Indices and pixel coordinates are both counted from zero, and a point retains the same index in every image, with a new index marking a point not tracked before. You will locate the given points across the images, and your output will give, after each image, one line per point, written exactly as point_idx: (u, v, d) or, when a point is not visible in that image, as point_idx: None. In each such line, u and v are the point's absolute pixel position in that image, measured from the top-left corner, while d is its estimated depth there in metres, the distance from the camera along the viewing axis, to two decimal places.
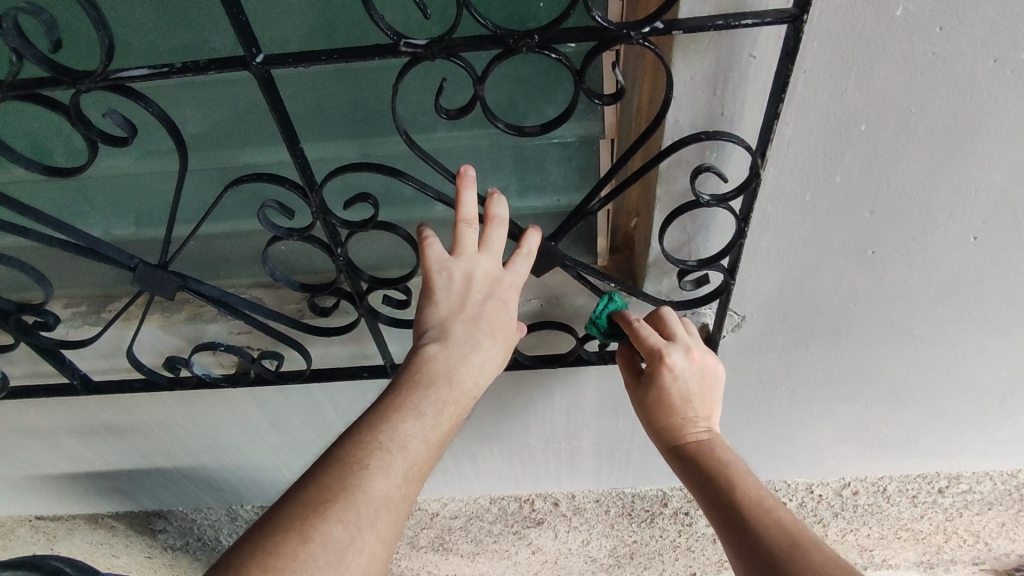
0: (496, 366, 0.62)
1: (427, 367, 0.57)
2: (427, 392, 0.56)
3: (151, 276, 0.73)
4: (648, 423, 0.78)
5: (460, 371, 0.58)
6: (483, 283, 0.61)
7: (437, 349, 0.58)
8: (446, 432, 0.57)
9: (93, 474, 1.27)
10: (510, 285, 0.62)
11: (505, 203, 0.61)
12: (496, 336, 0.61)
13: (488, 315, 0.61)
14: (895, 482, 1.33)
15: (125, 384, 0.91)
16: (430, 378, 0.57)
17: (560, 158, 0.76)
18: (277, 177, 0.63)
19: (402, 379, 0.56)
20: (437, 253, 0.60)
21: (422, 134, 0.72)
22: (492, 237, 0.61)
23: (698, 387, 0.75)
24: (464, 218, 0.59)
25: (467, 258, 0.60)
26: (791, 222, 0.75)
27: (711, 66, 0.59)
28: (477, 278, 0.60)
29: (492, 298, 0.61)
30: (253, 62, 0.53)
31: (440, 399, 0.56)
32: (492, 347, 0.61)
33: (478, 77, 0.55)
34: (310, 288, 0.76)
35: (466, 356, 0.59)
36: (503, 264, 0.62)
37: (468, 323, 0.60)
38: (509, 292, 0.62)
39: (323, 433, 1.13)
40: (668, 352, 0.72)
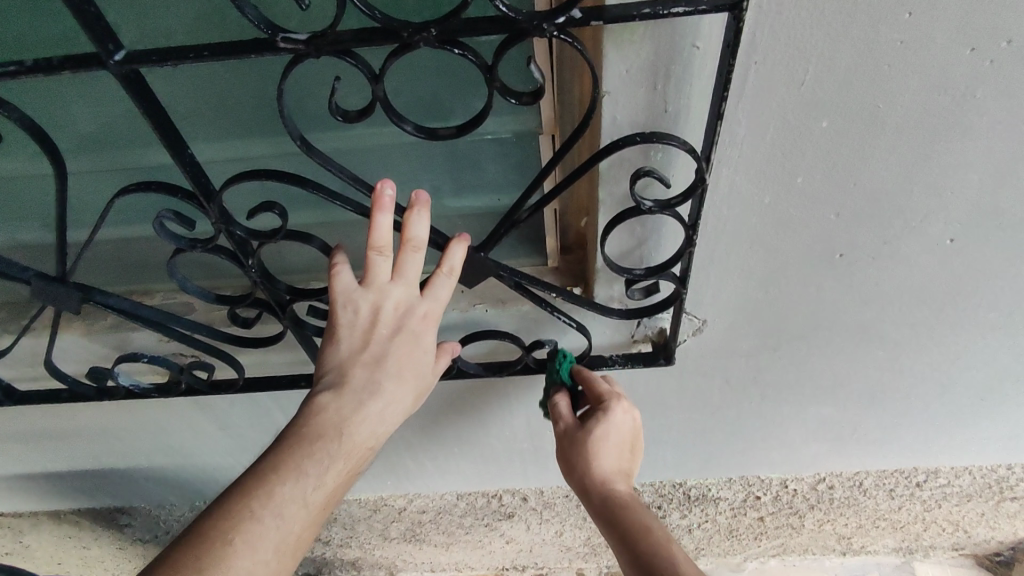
0: (400, 411, 0.62)
1: (318, 421, 0.57)
2: (312, 448, 0.56)
3: (50, 291, 0.67)
4: (574, 463, 0.77)
5: (354, 423, 0.58)
6: (391, 317, 0.60)
7: (331, 398, 0.58)
8: (333, 491, 0.56)
9: (45, 476, 1.24)
10: (425, 315, 0.61)
11: (425, 221, 0.56)
12: (402, 378, 0.61)
13: (394, 353, 0.60)
14: (871, 477, 1.29)
15: (51, 394, 0.87)
16: (319, 431, 0.57)
17: (497, 155, 0.69)
18: (167, 186, 0.57)
19: (290, 435, 0.57)
20: (346, 282, 0.59)
21: (340, 132, 0.65)
22: (407, 264, 0.58)
23: (632, 439, 0.78)
24: (376, 246, 0.56)
25: (378, 288, 0.59)
26: (749, 226, 0.68)
27: (649, 58, 0.52)
28: (385, 311, 0.59)
29: (402, 333, 0.60)
30: (111, 61, 0.46)
31: (327, 455, 0.56)
32: (396, 391, 0.60)
33: (376, 75, 0.48)
34: (227, 299, 0.70)
35: (362, 403, 0.59)
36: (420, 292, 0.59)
37: (368, 365, 0.60)
38: (421, 327, 0.61)
39: (274, 436, 1.08)
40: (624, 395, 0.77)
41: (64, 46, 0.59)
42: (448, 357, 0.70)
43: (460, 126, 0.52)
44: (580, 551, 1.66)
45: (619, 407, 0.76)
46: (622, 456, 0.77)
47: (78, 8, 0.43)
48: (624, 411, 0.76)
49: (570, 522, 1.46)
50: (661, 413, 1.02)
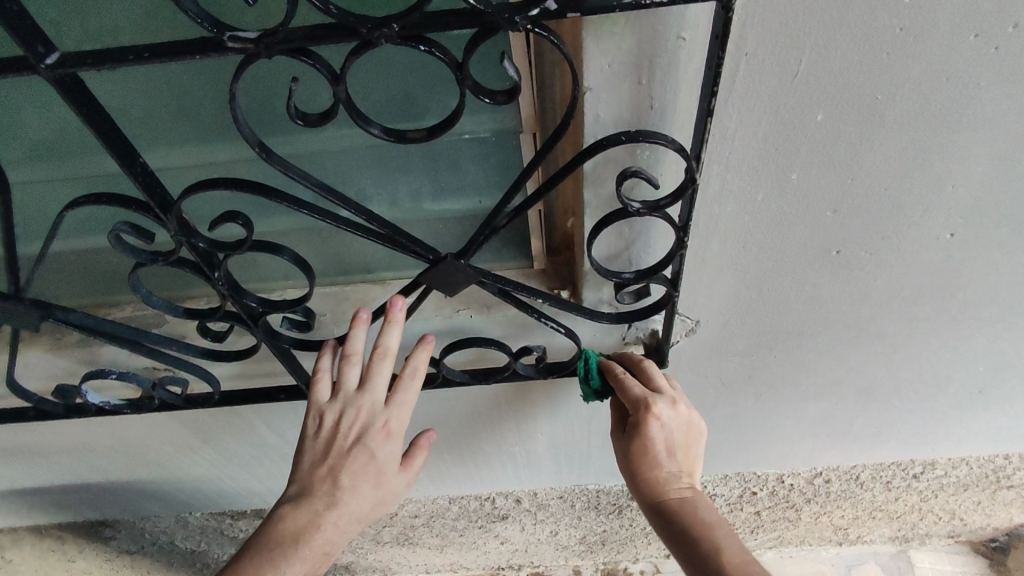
0: (355, 518, 0.73)
1: (280, 529, 0.71)
2: (267, 553, 0.70)
3: (7, 310, 0.63)
4: (630, 477, 0.79)
5: (310, 530, 0.71)
6: (353, 426, 0.71)
7: (292, 508, 0.72)
8: None
9: (23, 492, 1.20)
10: (385, 424, 0.72)
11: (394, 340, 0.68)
12: (358, 488, 0.72)
13: (350, 463, 0.71)
14: (868, 470, 1.27)
15: (19, 412, 0.83)
16: (282, 537, 0.71)
17: (476, 156, 0.66)
18: (119, 198, 0.53)
19: (259, 540, 0.71)
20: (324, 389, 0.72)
21: (308, 133, 0.62)
22: (375, 373, 0.71)
23: (682, 439, 0.77)
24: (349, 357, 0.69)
25: (345, 398, 0.71)
26: (742, 225, 0.65)
27: (631, 51, 0.48)
28: (348, 420, 0.71)
29: (361, 441, 0.71)
30: (41, 64, 0.42)
31: (286, 558, 0.70)
32: (353, 497, 0.72)
33: (335, 76, 0.44)
34: (195, 313, 0.67)
35: (320, 509, 0.71)
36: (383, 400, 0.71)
37: (331, 472, 0.72)
38: (379, 439, 0.71)
39: (257, 446, 1.05)
40: (654, 403, 0.73)
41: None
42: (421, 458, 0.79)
43: (430, 128, 0.48)
44: (576, 549, 1.64)
45: (657, 419, 0.74)
46: (676, 460, 0.77)
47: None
48: (662, 421, 0.74)
49: (565, 522, 1.44)
50: None
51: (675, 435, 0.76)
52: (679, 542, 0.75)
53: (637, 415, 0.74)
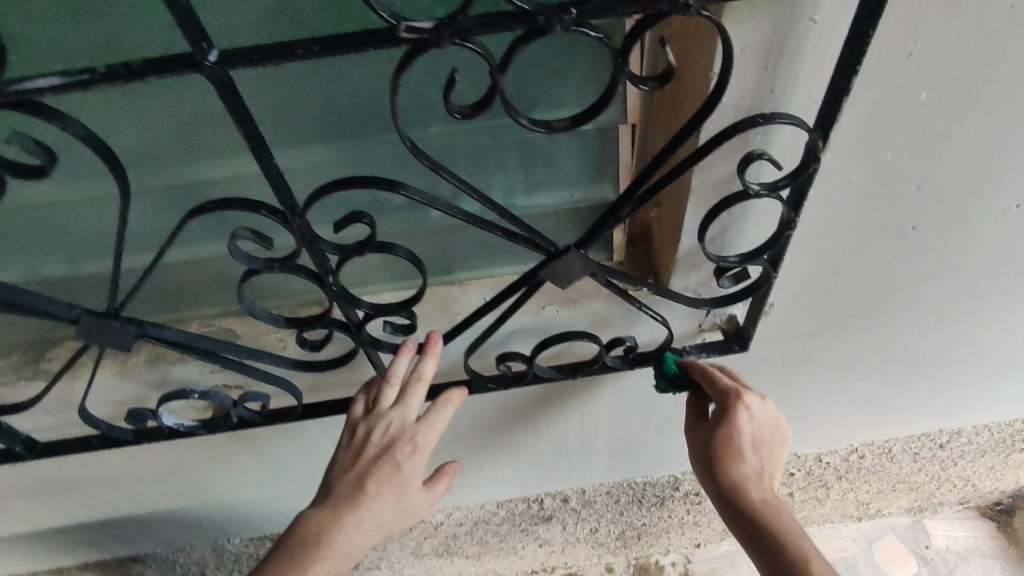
0: (376, 528, 0.73)
1: (304, 530, 0.73)
2: (296, 551, 0.71)
3: (102, 329, 0.60)
4: (705, 466, 0.80)
5: (332, 532, 0.71)
6: (381, 439, 0.73)
7: (314, 511, 0.74)
8: None
9: (53, 533, 1.13)
10: (412, 440, 0.72)
11: (430, 362, 0.70)
12: (381, 497, 0.72)
13: (377, 471, 0.72)
14: (900, 443, 1.33)
15: (82, 441, 0.79)
16: (303, 538, 0.72)
17: (574, 149, 0.66)
18: (249, 203, 0.51)
19: (285, 541, 0.73)
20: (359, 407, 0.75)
21: (412, 131, 0.61)
22: (411, 394, 0.72)
23: (766, 436, 0.79)
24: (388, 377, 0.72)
25: (378, 414, 0.73)
26: (832, 205, 0.68)
27: (765, 37, 0.50)
28: (378, 432, 0.73)
29: (386, 453, 0.72)
30: (206, 62, 0.40)
31: (305, 559, 0.71)
32: (372, 505, 0.72)
33: (498, 66, 0.44)
34: (295, 322, 0.65)
35: (338, 514, 0.72)
36: (413, 419, 0.73)
37: (353, 480, 0.73)
38: (407, 451, 0.72)
39: (315, 461, 1.03)
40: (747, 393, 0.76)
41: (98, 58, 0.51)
42: (448, 484, 0.79)
43: (575, 117, 0.49)
44: (612, 546, 1.65)
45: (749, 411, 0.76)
46: (759, 457, 0.79)
47: (175, 5, 0.37)
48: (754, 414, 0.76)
49: (608, 518, 1.45)
50: None
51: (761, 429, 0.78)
52: (757, 539, 0.75)
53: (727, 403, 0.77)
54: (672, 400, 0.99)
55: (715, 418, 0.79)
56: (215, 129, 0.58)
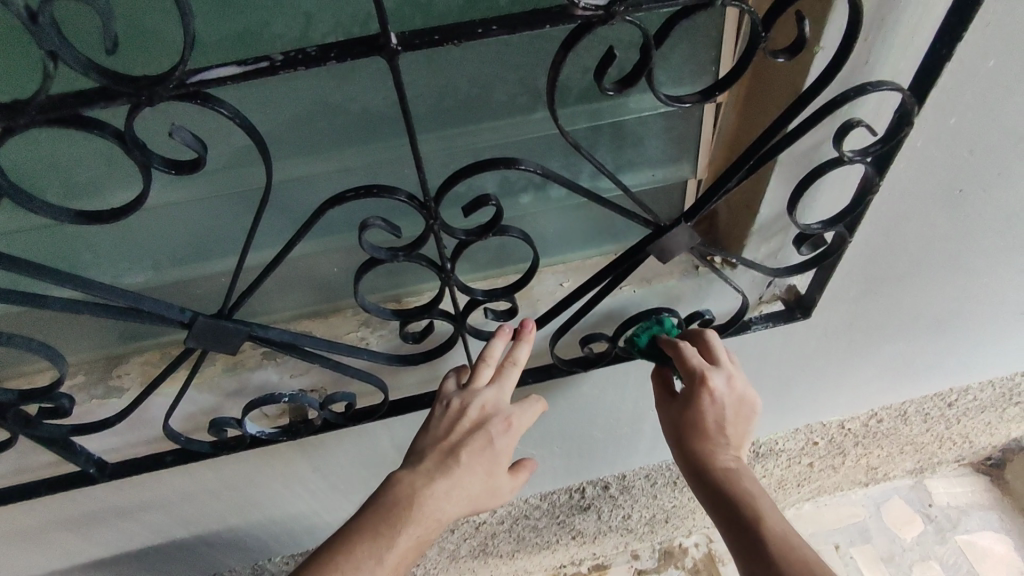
0: (462, 499, 0.70)
1: (395, 492, 0.69)
2: (390, 512, 0.68)
3: (213, 329, 0.58)
4: (676, 447, 0.79)
5: (423, 496, 0.68)
6: (475, 413, 0.71)
7: (404, 473, 0.71)
8: (402, 553, 0.67)
9: (90, 566, 1.07)
10: (504, 420, 0.72)
11: (526, 344, 0.70)
12: (472, 469, 0.70)
13: (471, 444, 0.70)
14: (915, 404, 1.41)
15: (157, 458, 0.76)
16: (394, 500, 0.69)
17: (661, 129, 0.69)
18: (388, 188, 0.51)
19: (372, 502, 0.70)
20: (450, 385, 0.74)
21: (515, 117, 0.62)
22: (506, 375, 0.72)
23: (734, 417, 0.77)
24: (483, 356, 0.71)
25: (471, 391, 0.72)
26: (898, 170, 0.72)
27: (873, 9, 0.53)
28: (472, 409, 0.71)
29: (479, 428, 0.71)
30: (391, 44, 0.41)
31: (398, 519, 0.67)
32: (462, 475, 0.70)
33: (653, 39, 0.46)
34: (402, 314, 0.65)
35: (430, 479, 0.69)
36: (505, 402, 0.72)
37: (443, 451, 0.71)
38: (500, 429, 0.71)
39: (373, 466, 1.01)
40: (711, 375, 0.74)
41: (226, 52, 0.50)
42: (524, 477, 0.77)
43: (705, 91, 0.51)
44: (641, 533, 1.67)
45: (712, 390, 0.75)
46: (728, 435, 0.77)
47: None
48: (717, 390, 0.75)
49: (642, 502, 1.47)
50: (762, 372, 1.05)
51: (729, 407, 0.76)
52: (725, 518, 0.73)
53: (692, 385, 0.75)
54: None
55: (682, 397, 0.78)
56: (337, 125, 0.58)
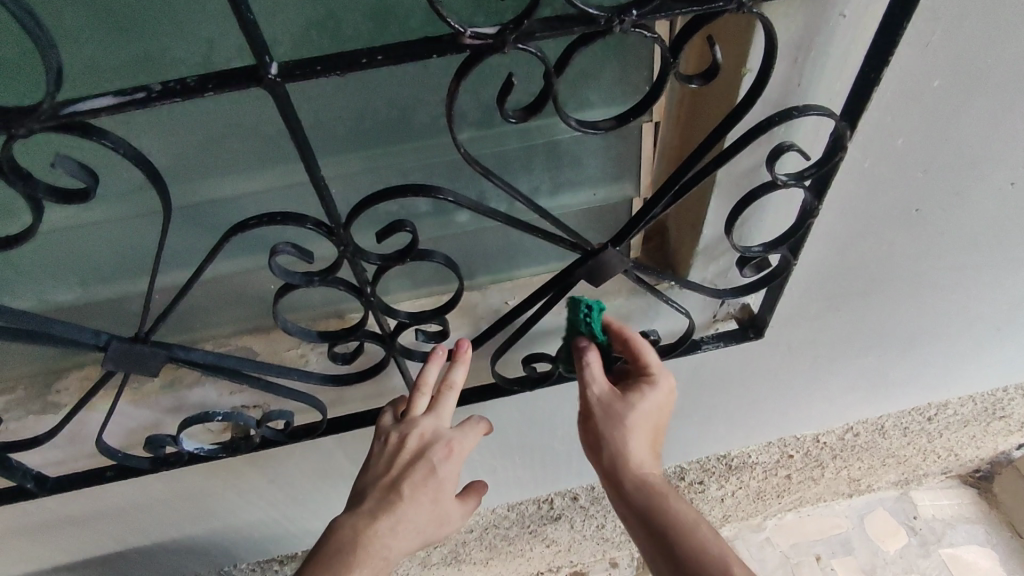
0: (410, 535, 0.68)
1: (338, 536, 0.67)
2: (334, 559, 0.66)
3: (130, 353, 0.58)
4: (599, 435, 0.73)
5: (367, 537, 0.67)
6: (412, 444, 0.70)
7: (347, 517, 0.69)
8: None
9: (53, 570, 1.08)
10: (446, 447, 0.70)
11: (461, 368, 0.69)
12: (416, 502, 0.68)
13: (412, 475, 0.69)
14: (892, 418, 1.39)
15: (96, 474, 0.76)
16: (336, 545, 0.67)
17: (598, 148, 0.67)
18: (294, 215, 0.50)
19: (316, 552, 0.67)
20: (387, 419, 0.74)
21: (441, 138, 0.61)
22: (442, 402, 0.71)
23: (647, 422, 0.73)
24: (417, 385, 0.70)
25: (408, 421, 0.71)
26: (845, 191, 0.70)
27: (798, 32, 0.51)
28: (411, 439, 0.70)
29: (418, 460, 0.69)
30: (269, 75, 0.40)
31: (341, 566, 0.65)
32: (405, 510, 0.68)
33: (553, 69, 0.44)
34: (329, 335, 0.64)
35: (372, 519, 0.67)
36: (440, 425, 0.71)
37: (383, 487, 0.69)
38: (442, 455, 0.70)
39: (329, 478, 1.00)
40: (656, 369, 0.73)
41: (127, 75, 0.49)
42: (473, 503, 0.75)
43: (620, 116, 0.50)
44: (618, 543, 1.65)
45: (643, 395, 0.72)
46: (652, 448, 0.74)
47: (240, 19, 0.37)
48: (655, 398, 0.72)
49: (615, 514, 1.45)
50: (725, 387, 1.03)
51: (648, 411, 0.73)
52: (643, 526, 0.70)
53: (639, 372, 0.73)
54: (684, 390, 1.01)
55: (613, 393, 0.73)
56: (255, 148, 0.58)
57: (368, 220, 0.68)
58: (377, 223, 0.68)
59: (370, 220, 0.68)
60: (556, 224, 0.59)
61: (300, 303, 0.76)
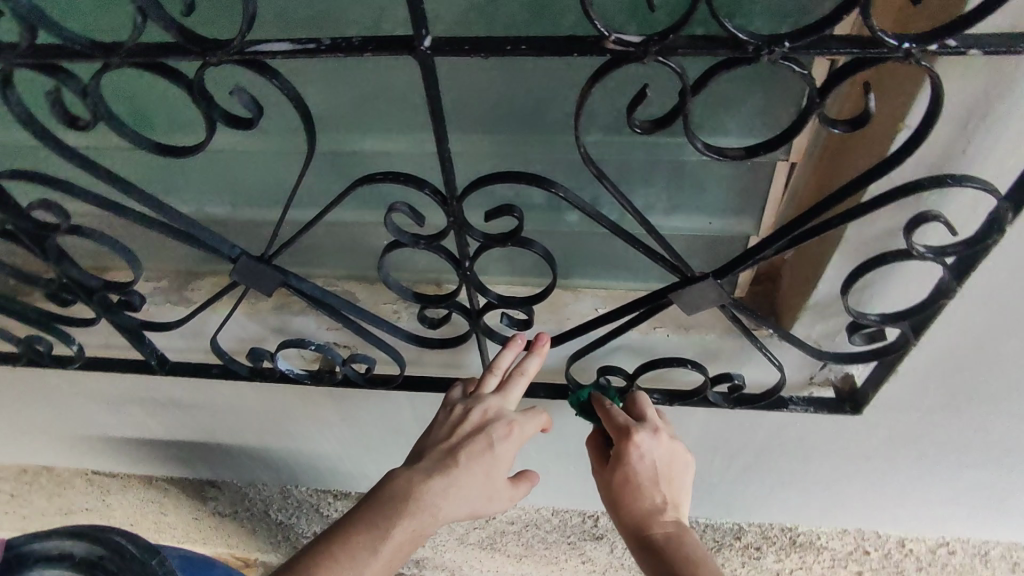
0: (460, 501, 0.70)
1: (394, 486, 0.72)
2: (388, 505, 0.70)
3: (253, 270, 0.65)
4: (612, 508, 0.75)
5: (419, 491, 0.70)
6: (476, 419, 0.72)
7: (404, 471, 0.73)
8: (396, 548, 0.69)
9: (155, 441, 1.24)
10: (506, 427, 0.72)
11: (537, 357, 0.70)
12: (469, 472, 0.70)
13: (470, 446, 0.71)
14: (1000, 548, 1.22)
15: (203, 369, 0.86)
16: (392, 492, 0.71)
17: (724, 178, 0.65)
18: (415, 178, 0.54)
19: (371, 495, 0.72)
20: (455, 393, 0.76)
21: (570, 137, 0.63)
22: (512, 386, 0.73)
23: (660, 476, 0.72)
24: (491, 365, 0.73)
25: (476, 397, 0.74)
26: (997, 281, 0.62)
27: (973, 97, 0.47)
28: (475, 413, 0.73)
29: (479, 433, 0.72)
30: (421, 47, 0.43)
31: (393, 512, 0.69)
32: (458, 477, 0.70)
33: (690, 87, 0.44)
34: (423, 298, 0.68)
35: (426, 477, 0.71)
36: (511, 405, 0.73)
37: (441, 451, 0.72)
38: (501, 434, 0.72)
39: (394, 431, 1.06)
40: (632, 430, 0.70)
41: (307, 29, 0.56)
42: (525, 489, 0.76)
43: (750, 148, 0.48)
44: None
45: (625, 458, 0.71)
46: (661, 493, 0.72)
47: None
48: (642, 452, 0.71)
49: None
50: (807, 456, 0.96)
51: (650, 469, 0.71)
52: None
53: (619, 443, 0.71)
54: (760, 447, 0.95)
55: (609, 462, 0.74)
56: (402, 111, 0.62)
57: (482, 198, 0.71)
58: (489, 202, 0.71)
59: (483, 198, 0.71)
60: (660, 243, 0.58)
61: (404, 262, 0.81)
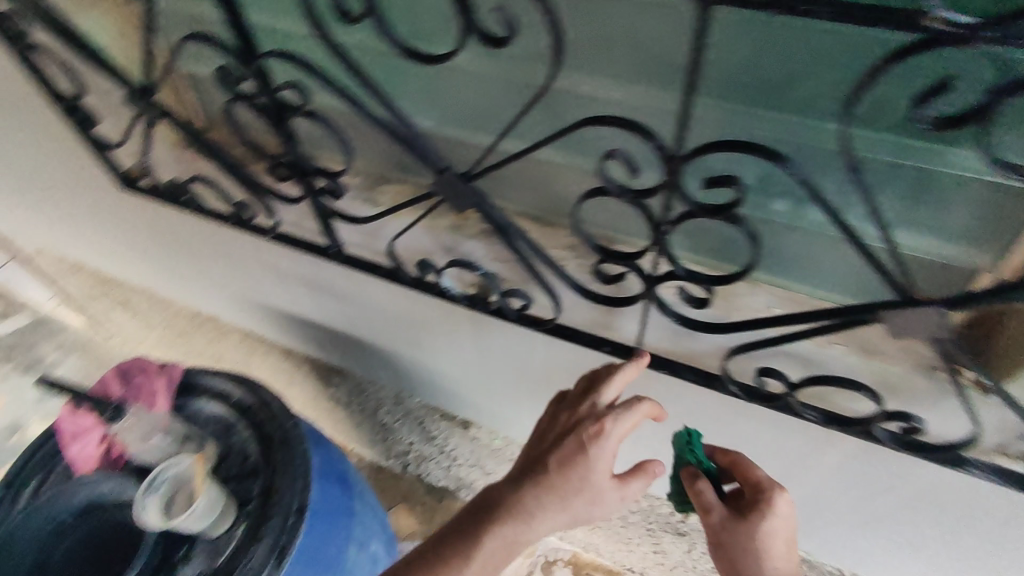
0: (561, 509, 0.72)
1: (488, 498, 0.76)
2: (477, 526, 0.74)
3: (454, 185, 0.68)
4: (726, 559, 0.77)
5: (514, 499, 0.73)
6: (569, 423, 0.76)
7: (502, 482, 0.77)
8: (482, 560, 0.73)
9: (306, 320, 1.38)
10: (602, 426, 0.72)
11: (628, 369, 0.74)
12: (562, 475, 0.72)
13: (562, 447, 0.74)
14: None
15: (372, 268, 0.92)
16: (487, 504, 0.75)
17: (975, 200, 0.58)
18: (644, 129, 0.53)
19: (472, 504, 0.77)
20: (555, 405, 0.82)
21: (809, 120, 0.58)
22: (606, 388, 0.77)
23: (787, 538, 0.75)
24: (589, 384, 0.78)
25: (573, 406, 0.78)
26: None
27: None
28: (572, 418, 0.77)
29: (572, 435, 0.74)
30: None
31: (489, 523, 0.73)
32: (551, 477, 0.72)
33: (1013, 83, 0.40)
34: (605, 251, 0.67)
35: (517, 487, 0.74)
36: (607, 405, 0.76)
37: (538, 458, 0.75)
38: (593, 433, 0.72)
39: (519, 371, 1.09)
40: (779, 490, 0.74)
41: None
42: (642, 483, 0.73)
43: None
44: None
45: (768, 512, 0.74)
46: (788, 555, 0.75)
47: None
48: (785, 510, 0.74)
49: None
50: (953, 527, 0.87)
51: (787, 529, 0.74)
52: None
53: (761, 497, 0.75)
54: (901, 500, 0.87)
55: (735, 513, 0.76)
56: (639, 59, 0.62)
57: (701, 166, 0.67)
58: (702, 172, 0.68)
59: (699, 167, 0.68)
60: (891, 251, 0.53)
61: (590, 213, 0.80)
